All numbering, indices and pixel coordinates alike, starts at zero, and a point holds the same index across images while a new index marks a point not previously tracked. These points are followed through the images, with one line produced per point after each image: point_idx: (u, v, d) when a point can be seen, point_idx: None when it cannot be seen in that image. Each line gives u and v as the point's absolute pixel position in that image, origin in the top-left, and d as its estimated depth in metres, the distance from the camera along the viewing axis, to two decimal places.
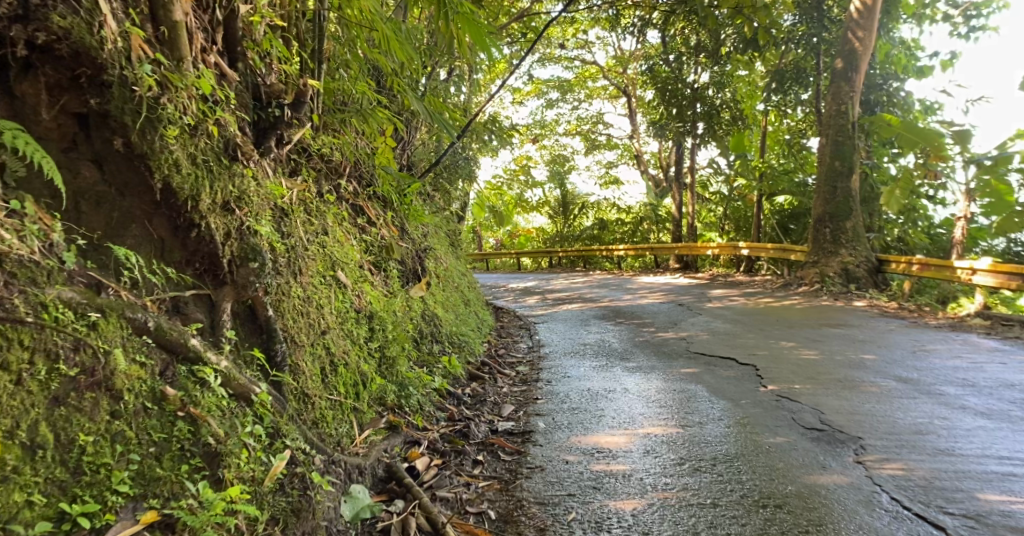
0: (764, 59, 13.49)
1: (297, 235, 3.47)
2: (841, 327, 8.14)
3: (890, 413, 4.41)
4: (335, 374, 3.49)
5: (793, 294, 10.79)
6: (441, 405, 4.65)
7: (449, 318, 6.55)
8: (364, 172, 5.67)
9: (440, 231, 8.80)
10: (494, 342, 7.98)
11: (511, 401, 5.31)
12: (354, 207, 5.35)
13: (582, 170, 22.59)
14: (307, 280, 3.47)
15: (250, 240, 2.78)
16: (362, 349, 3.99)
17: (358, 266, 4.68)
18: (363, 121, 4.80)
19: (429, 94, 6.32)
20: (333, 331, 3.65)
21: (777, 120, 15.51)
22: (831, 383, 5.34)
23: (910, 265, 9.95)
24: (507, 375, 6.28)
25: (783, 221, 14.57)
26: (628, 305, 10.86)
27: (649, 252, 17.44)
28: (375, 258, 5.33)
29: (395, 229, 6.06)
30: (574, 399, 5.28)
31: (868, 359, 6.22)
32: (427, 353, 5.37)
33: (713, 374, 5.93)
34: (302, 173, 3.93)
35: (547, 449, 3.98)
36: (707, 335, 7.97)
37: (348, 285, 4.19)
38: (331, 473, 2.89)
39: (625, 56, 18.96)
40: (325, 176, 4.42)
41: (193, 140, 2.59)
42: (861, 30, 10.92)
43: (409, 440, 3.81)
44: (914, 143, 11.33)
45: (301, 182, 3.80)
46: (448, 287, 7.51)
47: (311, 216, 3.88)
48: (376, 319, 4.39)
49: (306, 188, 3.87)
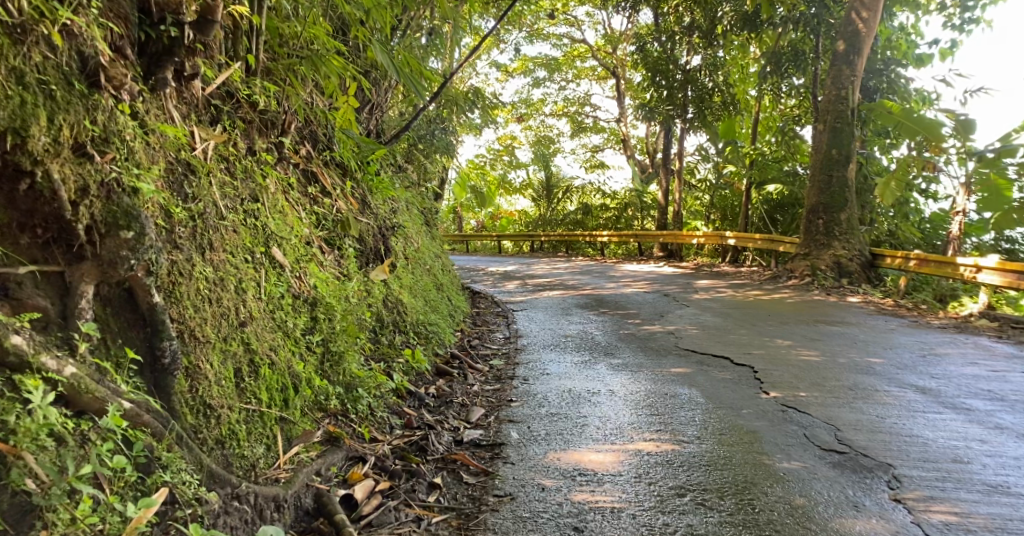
0: (760, 41, 12.80)
1: (210, 200, 2.76)
2: (839, 325, 7.53)
3: (918, 430, 3.77)
4: (258, 377, 2.79)
5: (784, 288, 10.18)
6: (398, 408, 3.97)
7: (416, 304, 5.82)
8: (317, 133, 4.93)
9: (411, 208, 8.05)
10: (466, 331, 7.28)
11: (480, 403, 4.64)
12: (305, 173, 4.62)
13: (566, 152, 21.87)
14: (221, 258, 2.77)
15: (122, 201, 2.08)
16: (298, 345, 3.29)
17: (303, 243, 3.96)
18: (314, 69, 4.04)
19: (398, 49, 5.53)
20: (257, 323, 2.94)
21: (770, 107, 14.88)
22: (841, 391, 4.71)
23: (907, 261, 9.35)
24: (477, 371, 5.60)
25: (772, 211, 13.95)
26: (611, 293, 10.20)
27: (632, 238, 16.82)
28: (325, 232, 4.58)
29: (356, 202, 5.27)
30: (553, 403, 4.62)
31: (876, 363, 5.59)
32: (385, 346, 4.65)
33: (707, 376, 5.30)
34: (225, 122, 3.19)
35: (519, 470, 3.32)
36: (697, 330, 7.31)
37: (286, 265, 3.49)
38: (230, 514, 2.21)
39: (615, 35, 18.24)
40: (262, 131, 3.69)
41: (20, 49, 1.90)
42: (866, 10, 10.33)
43: (351, 457, 3.15)
44: (913, 132, 10.77)
45: (220, 132, 3.07)
46: (417, 269, 6.78)
47: (231, 176, 3.13)
48: (320, 306, 3.68)
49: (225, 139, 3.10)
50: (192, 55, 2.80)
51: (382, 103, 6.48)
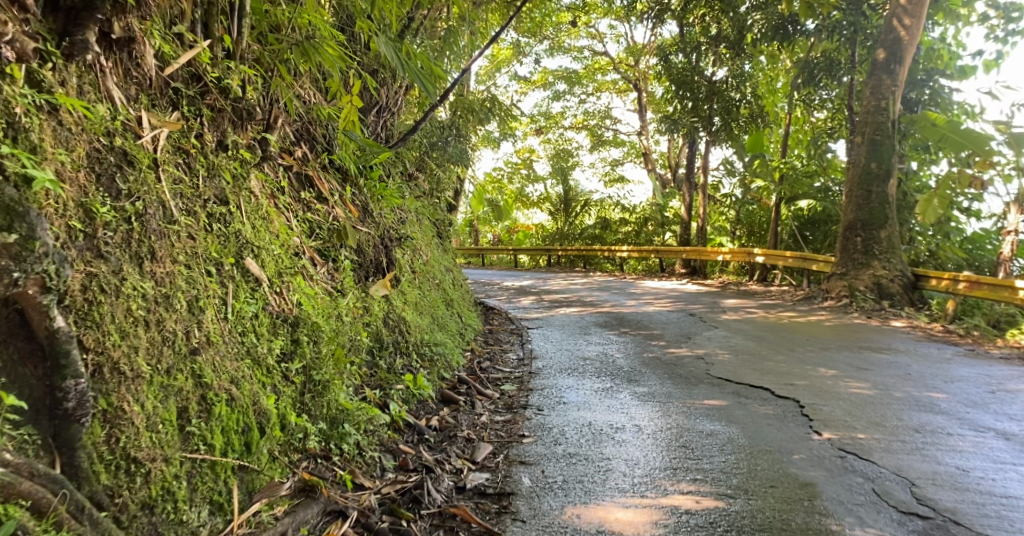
0: (792, 51, 12.17)
1: (157, 201, 2.28)
2: (886, 353, 6.85)
3: (1014, 489, 3.21)
4: (213, 416, 2.24)
5: (819, 310, 9.49)
6: (393, 446, 3.43)
7: (421, 323, 5.29)
8: (313, 133, 4.42)
9: (421, 219, 7.52)
10: (477, 351, 6.72)
11: (488, 438, 4.09)
12: (297, 177, 4.12)
13: (586, 166, 21.31)
14: (170, 269, 2.26)
15: (5, 194, 1.67)
16: (271, 375, 2.75)
17: (288, 255, 3.45)
18: (305, 59, 3.52)
19: (405, 43, 5.03)
20: (218, 350, 2.39)
21: (802, 120, 14.20)
22: (906, 433, 4.12)
23: (955, 283, 8.63)
24: (486, 399, 5.04)
25: (802, 228, 13.26)
26: (633, 312, 9.59)
27: (654, 254, 16.19)
28: (318, 242, 4.06)
29: (355, 209, 4.74)
30: (572, 440, 4.05)
31: (940, 399, 4.96)
32: (383, 370, 4.12)
33: (746, 410, 4.71)
34: (183, 108, 2.69)
35: (530, 533, 2.79)
36: (729, 355, 6.67)
37: (263, 279, 2.97)
38: None
39: (637, 47, 17.73)
40: (239, 125, 3.14)
41: None
42: (909, 16, 9.61)
43: (330, 511, 2.60)
44: (958, 145, 9.99)
45: (176, 119, 2.58)
46: (424, 284, 6.26)
47: (189, 172, 2.61)
48: (302, 326, 3.15)
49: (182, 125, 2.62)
50: (121, 14, 2.30)
51: (388, 104, 6.01)
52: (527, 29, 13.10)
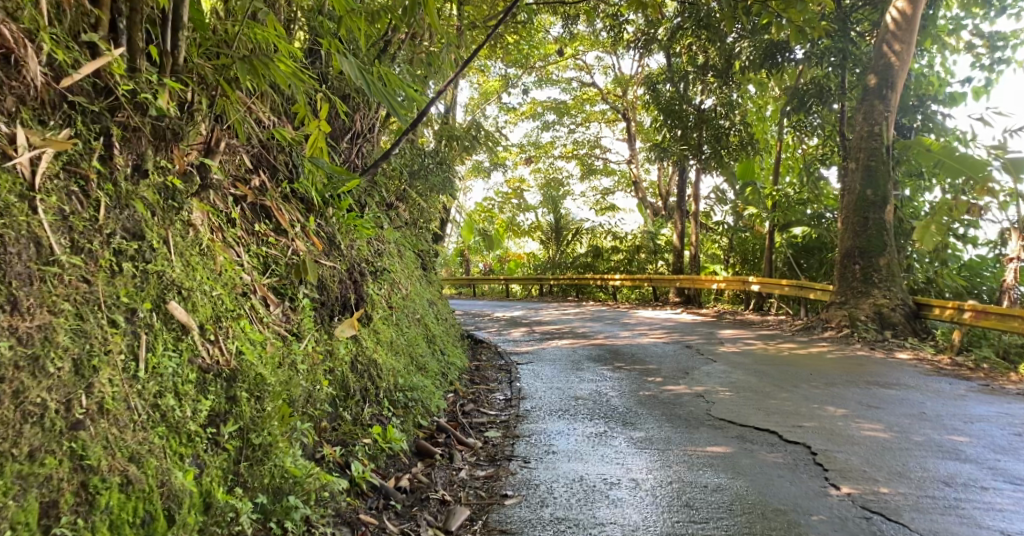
0: (781, 78, 11.88)
1: (27, 236, 2.03)
2: (896, 388, 6.42)
3: None
4: (98, 509, 1.88)
5: (820, 341, 9.05)
6: (352, 517, 2.99)
7: (396, 365, 4.80)
8: (271, 160, 4.01)
9: (401, 251, 7.07)
10: (460, 392, 6.24)
11: (466, 499, 3.63)
12: (251, 207, 3.69)
13: (576, 195, 21.01)
14: (44, 322, 1.98)
15: None
16: (193, 444, 2.29)
17: (233, 297, 2.98)
18: (255, 77, 3.08)
19: (377, 65, 4.61)
20: (115, 419, 2.03)
21: (793, 148, 13.92)
22: (935, 485, 3.71)
23: (960, 312, 8.20)
24: (466, 450, 4.55)
25: (796, 255, 12.92)
26: (627, 344, 9.14)
27: (647, 283, 15.78)
28: (274, 279, 3.62)
29: (321, 242, 4.27)
30: (561, 500, 3.59)
31: (965, 443, 4.53)
32: (348, 423, 3.66)
33: (754, 458, 4.25)
34: (78, 126, 2.34)
35: None
36: (730, 393, 6.20)
37: (192, 325, 2.52)
38: None
39: (625, 78, 17.56)
40: (161, 147, 2.66)
41: None
42: (899, 42, 9.33)
43: None
44: (955, 170, 9.58)
45: (65, 137, 2.27)
46: (402, 320, 5.79)
47: (86, 202, 2.28)
48: (241, 381, 2.68)
49: (74, 144, 2.29)
50: None
51: (363, 131, 5.58)
52: (512, 59, 12.81)
